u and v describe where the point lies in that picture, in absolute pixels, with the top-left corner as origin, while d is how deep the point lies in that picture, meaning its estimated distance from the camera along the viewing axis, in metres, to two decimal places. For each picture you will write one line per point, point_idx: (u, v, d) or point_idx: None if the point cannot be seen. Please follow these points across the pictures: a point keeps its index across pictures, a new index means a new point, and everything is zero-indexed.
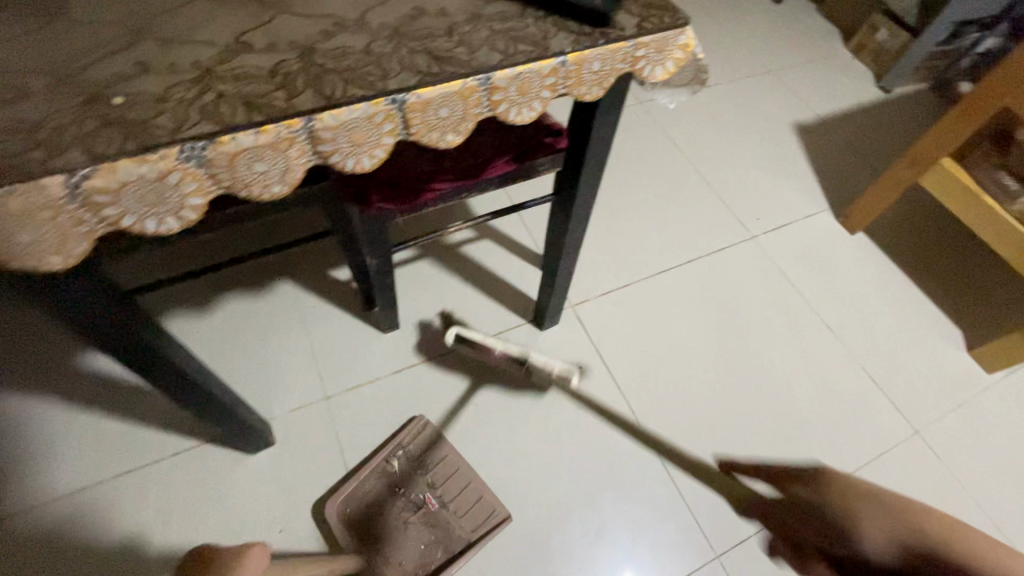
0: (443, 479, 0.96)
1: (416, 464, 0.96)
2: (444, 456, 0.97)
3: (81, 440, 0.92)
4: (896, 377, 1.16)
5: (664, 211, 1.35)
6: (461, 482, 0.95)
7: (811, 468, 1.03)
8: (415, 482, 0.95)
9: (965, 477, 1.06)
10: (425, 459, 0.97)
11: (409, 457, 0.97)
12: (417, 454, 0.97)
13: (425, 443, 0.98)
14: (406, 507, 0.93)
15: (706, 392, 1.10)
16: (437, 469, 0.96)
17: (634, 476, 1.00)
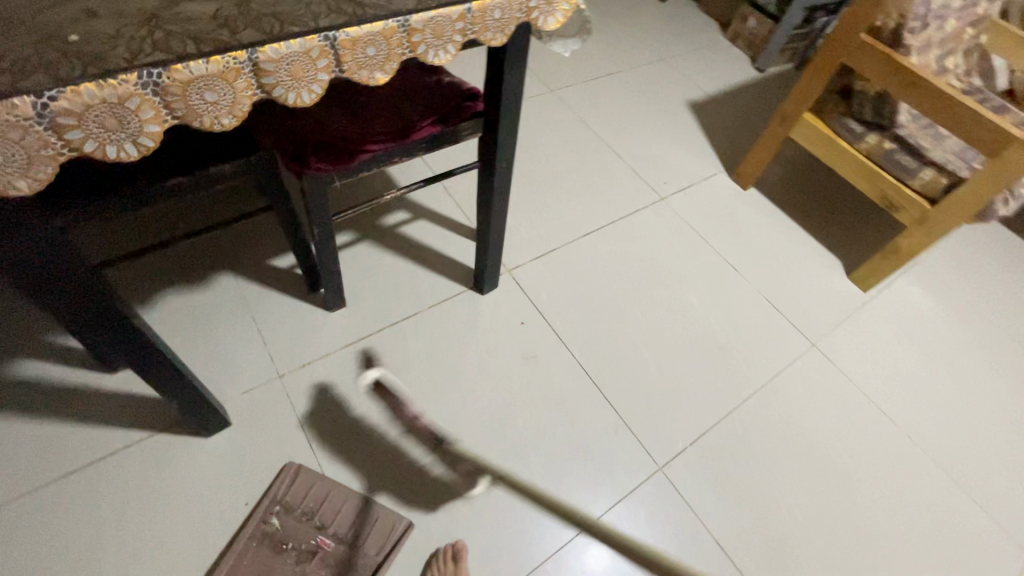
0: (331, 515, 0.91)
1: (296, 510, 0.90)
2: (325, 491, 0.92)
3: (13, 448, 0.88)
4: (792, 302, 1.34)
5: (583, 182, 1.48)
6: (352, 512, 0.92)
7: (731, 385, 1.18)
8: (303, 531, 0.89)
9: (855, 376, 1.24)
10: (306, 501, 0.91)
11: (289, 509, 0.90)
12: (295, 500, 0.91)
13: (303, 485, 0.92)
14: (300, 556, 0.87)
15: (636, 331, 1.22)
16: (319, 509, 0.91)
17: (580, 411, 1.09)
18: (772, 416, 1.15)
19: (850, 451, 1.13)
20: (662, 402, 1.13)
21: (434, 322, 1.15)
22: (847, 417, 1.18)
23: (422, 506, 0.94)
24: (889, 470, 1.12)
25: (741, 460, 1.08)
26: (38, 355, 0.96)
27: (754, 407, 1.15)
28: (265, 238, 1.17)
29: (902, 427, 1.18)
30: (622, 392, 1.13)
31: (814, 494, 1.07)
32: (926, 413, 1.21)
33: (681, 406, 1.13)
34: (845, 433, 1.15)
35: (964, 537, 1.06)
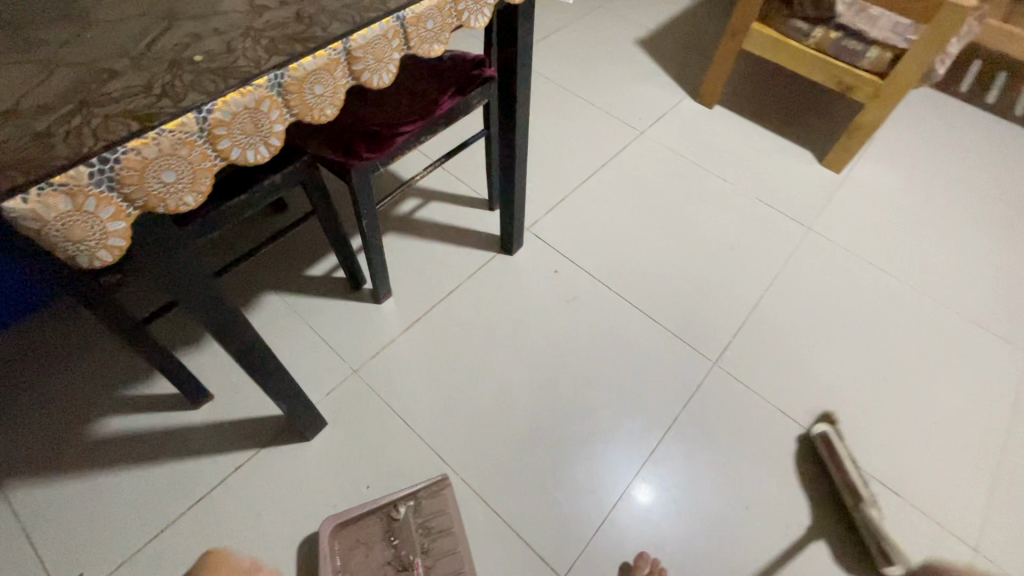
0: (438, 551, 0.90)
1: (420, 524, 0.92)
2: (450, 529, 0.92)
3: (124, 498, 0.90)
4: (781, 197, 1.46)
5: (566, 134, 1.55)
6: (456, 560, 0.89)
7: (751, 279, 1.29)
8: (411, 541, 0.91)
9: (851, 246, 1.38)
10: (429, 526, 0.92)
11: (416, 510, 0.93)
12: (427, 512, 0.93)
13: (442, 507, 0.93)
14: (391, 563, 0.89)
15: (656, 254, 1.32)
16: (436, 539, 0.91)
17: (631, 333, 1.19)
18: (793, 297, 1.27)
19: (866, 308, 1.27)
20: (696, 308, 1.24)
21: (475, 290, 1.22)
22: (855, 281, 1.31)
23: (519, 448, 1.03)
24: (902, 316, 1.26)
25: (779, 339, 1.20)
26: (117, 411, 0.98)
27: (775, 293, 1.28)
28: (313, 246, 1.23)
29: (903, 279, 1.33)
30: (661, 309, 1.23)
31: (848, 353, 1.20)
32: (918, 262, 1.36)
33: (715, 307, 1.24)
34: (857, 295, 1.29)
35: (979, 356, 1.20)
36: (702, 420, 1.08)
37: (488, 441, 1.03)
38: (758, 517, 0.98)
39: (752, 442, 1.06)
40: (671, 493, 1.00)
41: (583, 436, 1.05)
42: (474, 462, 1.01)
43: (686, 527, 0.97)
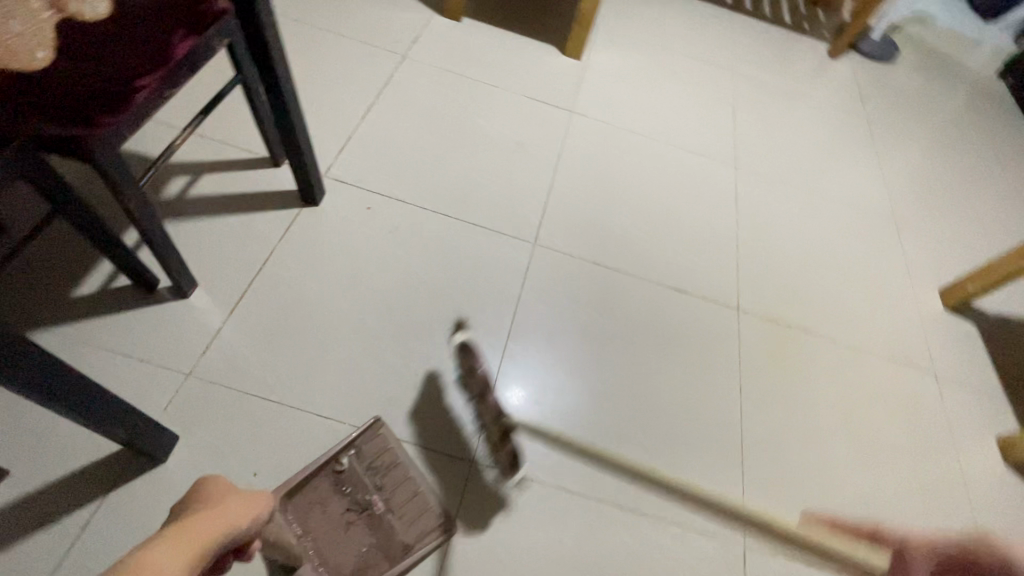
0: (392, 483, 0.95)
1: (367, 467, 0.96)
2: (397, 463, 0.97)
3: None
4: (545, 91, 1.63)
5: (331, 72, 1.48)
6: (412, 486, 0.95)
7: (543, 166, 1.46)
8: (364, 483, 0.94)
9: (609, 118, 1.63)
10: (377, 466, 0.96)
11: (360, 456, 0.96)
12: (370, 455, 0.96)
13: (383, 446, 0.97)
14: (351, 509, 0.93)
15: (458, 167, 1.39)
16: (386, 474, 0.96)
17: (461, 242, 1.26)
18: (579, 171, 1.48)
19: (633, 165, 1.54)
20: (508, 203, 1.36)
21: (294, 250, 1.15)
22: (620, 146, 1.57)
23: (396, 377, 1.06)
24: (657, 163, 1.56)
25: (579, 209, 1.40)
26: None
27: (565, 173, 1.46)
28: (73, 256, 1.03)
29: (650, 134, 1.63)
30: (479, 213, 1.32)
31: (631, 203, 1.45)
32: (657, 119, 1.67)
33: (522, 198, 1.38)
34: (624, 156, 1.55)
35: (711, 178, 1.58)
36: (541, 304, 1.22)
37: (364, 382, 1.04)
38: (605, 364, 1.17)
39: (584, 303, 1.24)
40: (536, 378, 1.12)
41: (445, 356, 1.11)
42: (359, 404, 1.02)
43: (556, 400, 1.11)
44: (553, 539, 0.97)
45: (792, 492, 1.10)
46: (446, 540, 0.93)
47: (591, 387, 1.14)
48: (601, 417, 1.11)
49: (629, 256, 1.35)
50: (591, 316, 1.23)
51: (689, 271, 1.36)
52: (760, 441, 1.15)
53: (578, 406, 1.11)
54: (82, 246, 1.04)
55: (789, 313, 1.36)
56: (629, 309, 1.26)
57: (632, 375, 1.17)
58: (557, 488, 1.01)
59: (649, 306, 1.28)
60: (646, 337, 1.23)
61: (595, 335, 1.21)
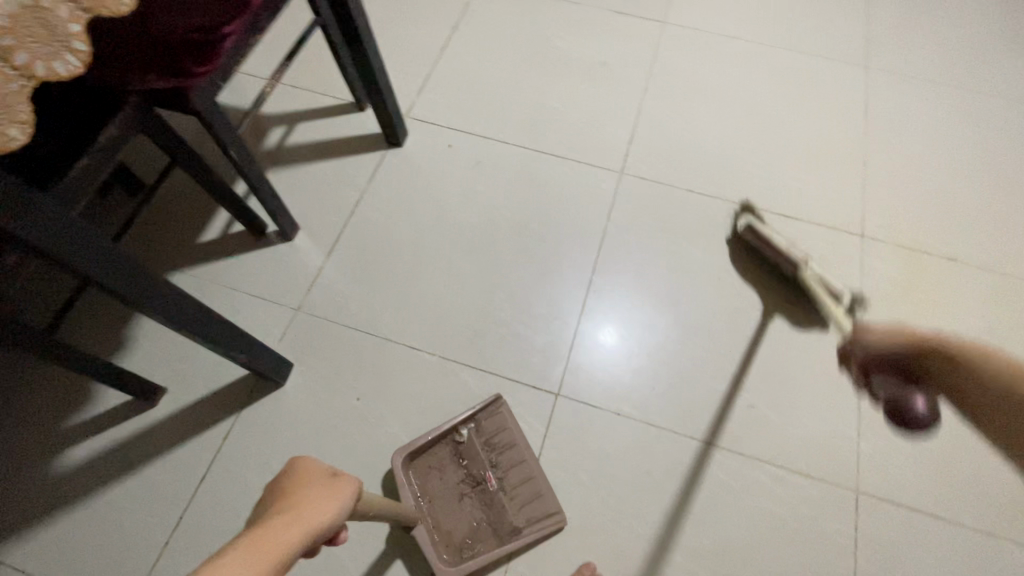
0: (506, 463, 0.96)
1: (483, 442, 0.97)
2: (513, 443, 0.97)
3: (137, 499, 0.94)
4: (631, 1, 1.47)
5: (406, 7, 1.45)
6: (526, 469, 0.95)
7: (630, 87, 1.34)
8: (479, 458, 0.96)
9: (705, 25, 1.44)
10: (493, 443, 0.97)
11: (478, 431, 0.98)
12: (488, 432, 0.97)
13: (500, 425, 0.98)
14: (465, 481, 0.95)
15: (537, 95, 1.32)
16: (501, 453, 0.96)
17: (542, 174, 1.22)
18: (670, 90, 1.34)
19: (733, 76, 1.36)
20: (591, 130, 1.28)
21: (381, 191, 1.19)
22: (718, 55, 1.39)
23: (482, 311, 1.08)
24: (764, 72, 1.36)
25: (670, 131, 1.28)
26: (82, 436, 0.97)
27: (655, 92, 1.33)
28: (196, 207, 1.15)
29: (758, 39, 1.42)
30: (560, 143, 1.26)
31: (731, 120, 1.29)
32: (764, 19, 1.45)
33: (607, 125, 1.29)
34: (723, 67, 1.37)
35: (832, 83, 1.35)
36: (632, 237, 1.15)
37: (451, 316, 1.08)
38: (704, 298, 1.09)
39: (679, 236, 1.15)
40: (625, 314, 1.08)
41: (532, 293, 1.10)
42: (448, 339, 1.06)
43: (651, 336, 1.06)
44: (641, 474, 0.96)
45: (924, 439, 0.97)
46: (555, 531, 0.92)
47: (688, 322, 1.07)
48: (699, 354, 1.04)
49: (729, 182, 1.22)
50: (688, 249, 1.14)
51: (801, 195, 1.20)
52: None
53: (674, 342, 1.06)
54: (203, 197, 1.16)
55: (929, 239, 1.15)
56: (731, 240, 1.15)
57: (734, 309, 1.08)
58: (646, 424, 0.99)
59: None
60: (751, 269, 1.12)
61: (692, 268, 1.12)
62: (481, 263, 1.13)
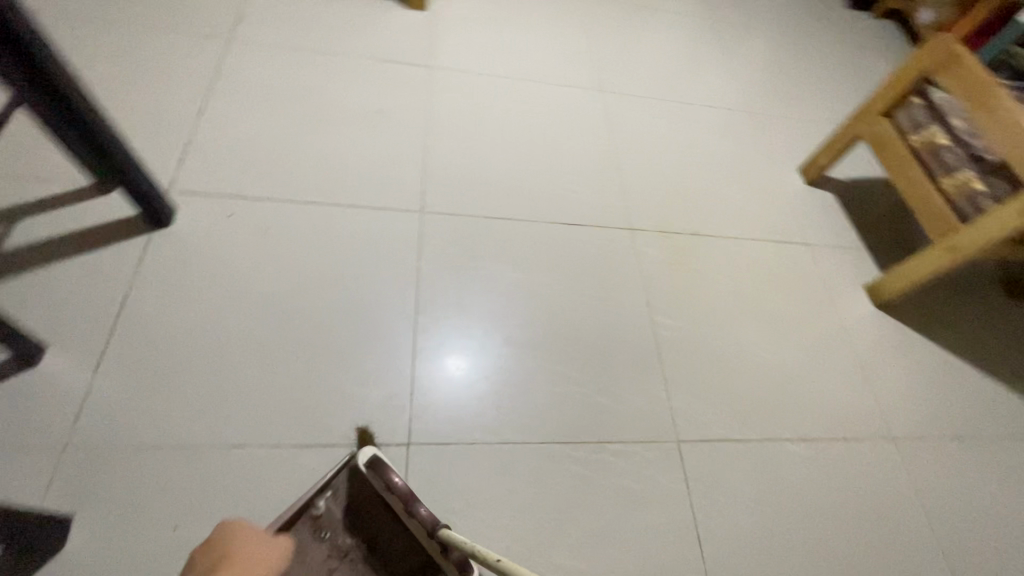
0: (373, 521, 0.90)
1: (345, 507, 0.90)
2: (377, 498, 0.92)
3: None
4: (395, 50, 1.54)
5: (144, 72, 1.29)
6: (395, 522, 0.90)
7: (412, 130, 1.39)
8: (343, 525, 0.89)
9: (467, 68, 1.57)
10: (355, 505, 0.90)
11: (337, 497, 0.90)
12: (348, 494, 0.91)
13: (361, 484, 0.92)
14: (332, 554, 0.86)
15: (320, 150, 1.29)
16: (366, 513, 0.90)
17: (342, 228, 1.19)
18: (449, 129, 1.42)
19: (501, 110, 1.51)
20: (383, 177, 1.29)
21: (155, 279, 1.03)
22: (484, 93, 1.53)
23: (308, 382, 1.01)
24: (526, 104, 1.54)
25: (457, 166, 1.36)
26: None
27: (436, 132, 1.41)
28: None
29: (515, 75, 1.60)
30: (354, 194, 1.25)
31: (508, 149, 1.43)
32: (515, 59, 1.64)
33: (397, 169, 1.31)
34: (491, 103, 1.51)
35: (580, 108, 1.58)
36: (449, 271, 1.20)
37: (274, 398, 0.98)
38: (525, 311, 1.19)
39: (488, 261, 1.23)
40: (455, 346, 1.11)
41: (363, 349, 1.07)
42: (277, 422, 0.96)
43: (489, 359, 1.11)
44: (508, 490, 0.99)
45: (713, 381, 1.19)
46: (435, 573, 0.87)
47: (518, 337, 1.15)
48: (530, 365, 1.13)
49: (521, 202, 1.35)
50: (501, 270, 1.23)
51: (580, 203, 1.39)
52: (675, 343, 1.22)
53: (510, 358, 1.12)
54: None
55: (678, 220, 1.43)
56: (534, 254, 1.27)
57: (552, 315, 1.19)
58: (503, 442, 1.03)
59: (552, 247, 1.29)
60: (557, 277, 1.25)
61: (508, 287, 1.21)
62: (295, 332, 1.05)
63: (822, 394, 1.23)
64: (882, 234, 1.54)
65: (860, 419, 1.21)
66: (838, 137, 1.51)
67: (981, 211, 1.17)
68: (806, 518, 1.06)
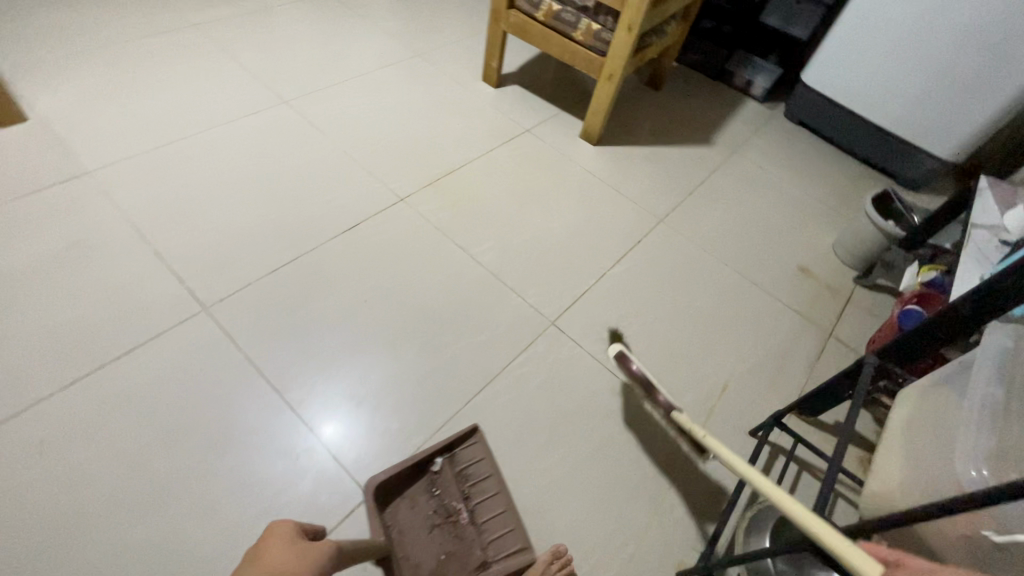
0: (478, 495, 0.98)
1: (456, 473, 1.00)
2: (486, 473, 1.00)
3: None
4: (33, 178, 1.25)
5: None
6: (498, 501, 0.98)
7: (129, 244, 1.19)
8: (451, 489, 0.99)
9: (135, 152, 1.37)
10: (467, 473, 1.00)
11: (450, 464, 1.01)
12: (461, 462, 1.01)
13: (474, 456, 1.02)
14: (438, 513, 0.97)
15: (34, 327, 1.03)
16: (473, 485, 0.99)
17: (133, 379, 1.01)
18: (168, 218, 1.26)
19: (206, 172, 1.37)
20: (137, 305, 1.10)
21: None
22: (176, 166, 1.36)
23: (232, 528, 0.90)
24: (226, 153, 1.43)
25: (206, 246, 1.23)
26: None
27: (157, 230, 1.23)
28: None
29: (192, 128, 1.46)
30: (118, 340, 1.05)
31: (244, 201, 1.33)
32: (180, 118, 1.48)
33: (146, 287, 1.13)
34: (191, 171, 1.36)
35: (280, 128, 1.53)
36: (274, 341, 1.12)
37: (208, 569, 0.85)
38: (370, 322, 1.19)
39: (307, 305, 1.18)
40: (342, 387, 1.09)
41: (258, 461, 0.97)
42: None
43: (372, 380, 1.11)
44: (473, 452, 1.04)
45: (544, 261, 1.39)
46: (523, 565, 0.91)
47: (383, 343, 1.17)
48: (411, 354, 1.16)
49: (294, 237, 1.29)
50: (322, 306, 1.19)
51: (346, 205, 1.40)
52: (501, 257, 1.37)
53: (389, 366, 1.13)
54: None
55: (431, 168, 1.54)
56: (339, 273, 1.26)
57: (392, 309, 1.22)
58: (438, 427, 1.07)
59: (352, 255, 1.30)
60: (373, 277, 1.27)
61: (339, 313, 1.19)
62: (175, 501, 0.90)
63: (608, 221, 1.53)
64: (565, 94, 1.89)
65: (638, 221, 1.55)
66: (491, 42, 1.76)
67: (608, 41, 1.54)
68: (657, 303, 1.36)
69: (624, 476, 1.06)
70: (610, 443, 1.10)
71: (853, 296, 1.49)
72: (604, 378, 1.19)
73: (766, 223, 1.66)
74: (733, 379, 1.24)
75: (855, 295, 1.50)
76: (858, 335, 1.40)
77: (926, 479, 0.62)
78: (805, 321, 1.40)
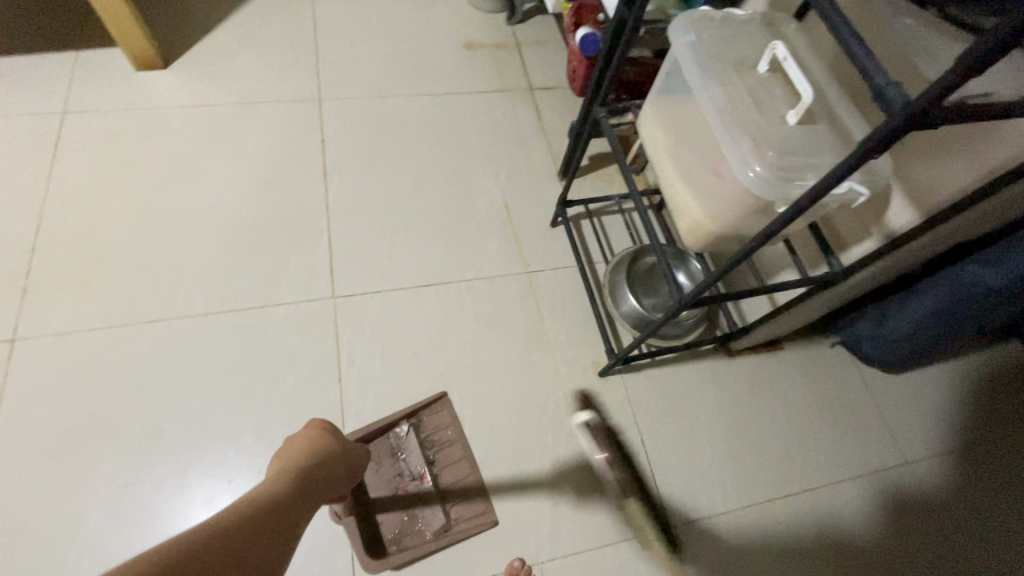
0: (443, 460, 0.96)
1: (422, 439, 0.97)
2: (451, 439, 0.98)
3: None
4: None
5: None
6: (461, 466, 0.96)
7: None
8: (413, 456, 0.96)
9: None
10: (432, 438, 0.98)
11: (418, 429, 0.98)
12: (427, 428, 0.98)
13: (441, 421, 0.99)
14: (400, 475, 0.95)
15: None
16: (438, 450, 0.97)
17: None
18: None
19: None
20: None
21: None
22: None
23: None
24: None
25: None
26: None
27: None
28: None
29: None
30: None
31: None
32: None
33: None
34: None
35: None
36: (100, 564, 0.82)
37: None
38: (175, 458, 0.90)
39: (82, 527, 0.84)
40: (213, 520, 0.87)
41: None
42: None
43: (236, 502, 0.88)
44: (394, 491, 0.93)
45: (261, 248, 1.08)
46: (487, 521, 0.92)
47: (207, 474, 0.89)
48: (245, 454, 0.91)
49: None
50: (94, 513, 0.85)
51: None
52: (215, 286, 1.03)
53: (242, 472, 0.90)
54: None
55: (2, 264, 0.99)
56: (63, 478, 0.86)
57: (174, 428, 0.92)
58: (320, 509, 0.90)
59: (48, 449, 0.88)
60: (109, 436, 0.90)
61: (124, 495, 0.87)
62: None
63: (274, 148, 1.19)
64: (51, 25, 1.23)
65: (299, 121, 1.24)
66: None
67: None
68: (396, 188, 1.19)
69: (511, 353, 1.06)
70: (479, 344, 1.06)
71: (519, 39, 1.47)
72: (426, 299, 1.09)
73: (403, 23, 1.45)
74: (507, 196, 1.22)
75: (519, 37, 1.48)
76: (548, 73, 1.43)
77: (725, 197, 0.68)
78: (509, 95, 1.38)
